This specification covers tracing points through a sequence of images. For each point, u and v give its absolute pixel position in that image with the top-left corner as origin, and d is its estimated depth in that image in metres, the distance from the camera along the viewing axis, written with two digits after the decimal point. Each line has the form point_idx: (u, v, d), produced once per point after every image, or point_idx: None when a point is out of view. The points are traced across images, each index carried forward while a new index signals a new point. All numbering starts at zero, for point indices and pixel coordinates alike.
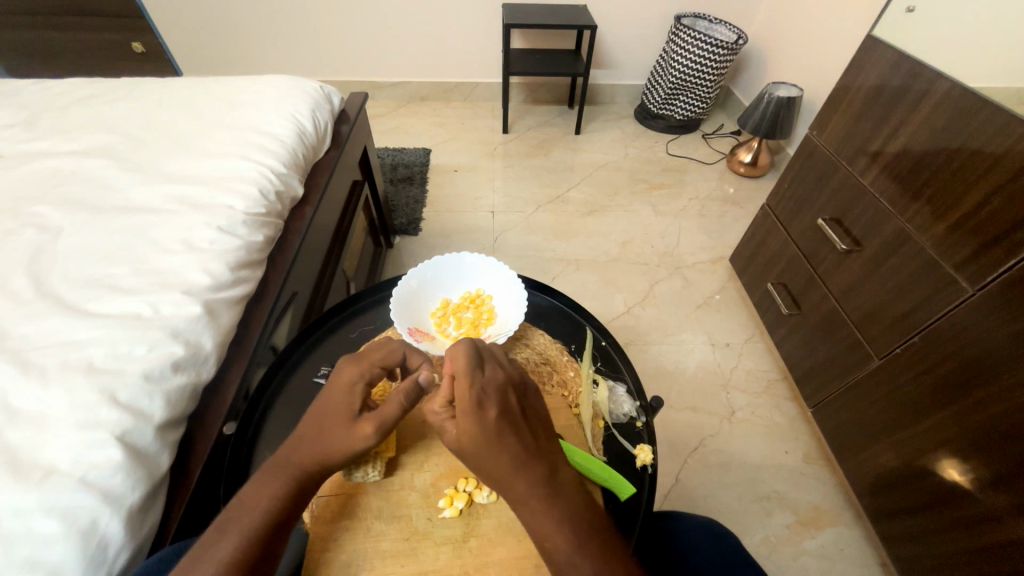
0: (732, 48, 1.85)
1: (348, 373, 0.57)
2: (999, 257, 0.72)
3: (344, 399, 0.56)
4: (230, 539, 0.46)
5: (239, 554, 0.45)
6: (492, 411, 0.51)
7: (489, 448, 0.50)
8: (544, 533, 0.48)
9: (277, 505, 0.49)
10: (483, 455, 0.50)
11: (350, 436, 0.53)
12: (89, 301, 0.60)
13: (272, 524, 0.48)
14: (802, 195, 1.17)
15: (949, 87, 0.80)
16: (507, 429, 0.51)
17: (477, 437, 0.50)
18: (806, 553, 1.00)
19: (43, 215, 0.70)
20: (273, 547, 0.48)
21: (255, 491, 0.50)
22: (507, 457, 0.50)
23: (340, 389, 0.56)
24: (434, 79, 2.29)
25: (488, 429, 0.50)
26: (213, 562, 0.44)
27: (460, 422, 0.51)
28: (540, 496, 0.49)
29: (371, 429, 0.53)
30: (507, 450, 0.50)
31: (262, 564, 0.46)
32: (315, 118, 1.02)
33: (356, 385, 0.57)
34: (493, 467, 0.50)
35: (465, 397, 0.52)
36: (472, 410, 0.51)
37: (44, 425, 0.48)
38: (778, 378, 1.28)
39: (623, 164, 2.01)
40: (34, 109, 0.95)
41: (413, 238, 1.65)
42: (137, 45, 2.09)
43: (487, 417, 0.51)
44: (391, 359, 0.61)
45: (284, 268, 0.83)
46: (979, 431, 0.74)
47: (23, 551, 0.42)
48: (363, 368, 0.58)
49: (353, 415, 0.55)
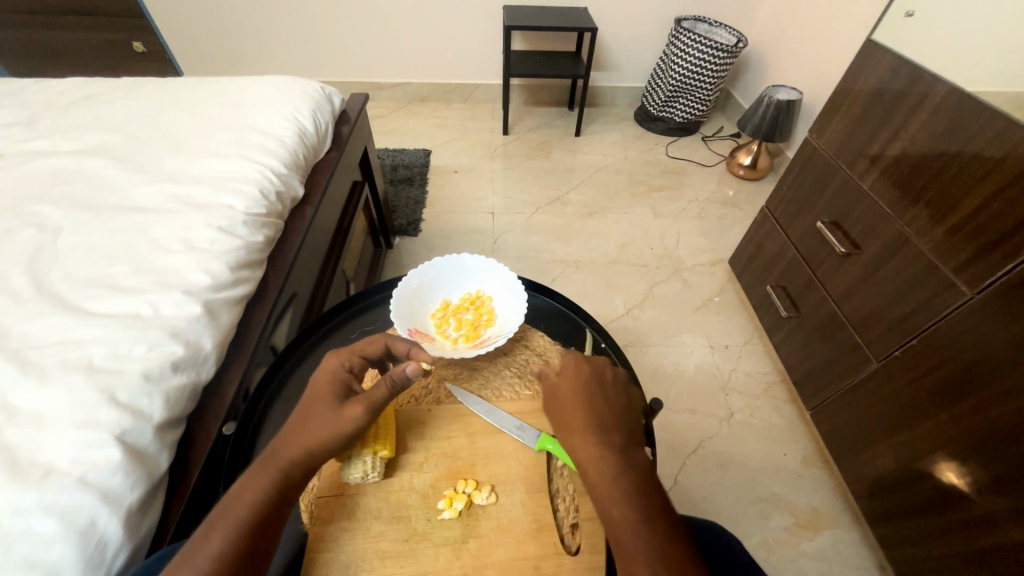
0: (732, 51, 1.86)
1: (328, 363, 0.60)
2: (998, 260, 0.72)
3: (328, 387, 0.57)
4: (219, 535, 0.45)
5: (227, 548, 0.45)
6: (588, 376, 0.59)
7: (580, 405, 0.56)
8: (613, 498, 0.49)
9: (264, 498, 0.48)
10: (574, 409, 0.56)
11: (339, 419, 0.54)
12: (89, 300, 0.60)
13: (261, 518, 0.47)
14: (801, 198, 1.17)
15: (948, 91, 0.80)
16: (601, 394, 0.58)
17: (574, 393, 0.58)
18: (804, 555, 1.00)
19: (43, 214, 0.70)
20: (263, 541, 0.47)
21: (244, 485, 0.49)
22: (594, 416, 0.55)
23: (322, 378, 0.58)
24: (435, 81, 2.29)
25: (584, 389, 0.58)
26: (202, 558, 0.44)
27: (559, 382, 0.60)
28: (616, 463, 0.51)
29: (360, 409, 0.55)
30: (595, 410, 0.56)
31: (251, 560, 0.45)
32: (316, 119, 1.03)
33: (338, 374, 0.59)
34: (580, 421, 0.55)
35: (568, 361, 0.61)
36: (573, 371, 0.60)
37: (43, 424, 0.48)
38: (777, 380, 1.29)
39: (623, 166, 2.01)
40: (36, 108, 0.95)
41: (412, 238, 1.65)
42: (137, 45, 2.09)
43: (584, 379, 0.59)
44: (373, 349, 0.64)
45: (284, 268, 0.83)
46: (976, 434, 0.74)
47: (22, 550, 0.42)
48: (344, 357, 0.61)
49: (339, 401, 0.56)
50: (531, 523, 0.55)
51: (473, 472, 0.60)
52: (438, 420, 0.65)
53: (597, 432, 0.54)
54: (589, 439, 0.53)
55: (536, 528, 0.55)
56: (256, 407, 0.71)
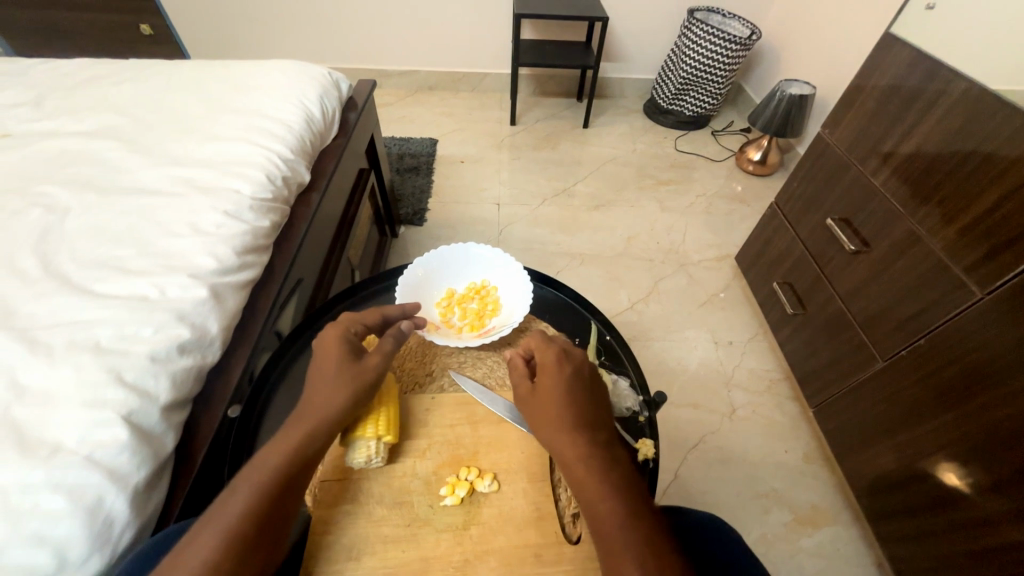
0: (745, 44, 1.83)
1: (335, 329, 0.62)
2: (1009, 261, 0.71)
3: (341, 348, 0.60)
4: (242, 495, 0.46)
5: (254, 506, 0.45)
6: (569, 371, 0.60)
7: (563, 399, 0.57)
8: (598, 491, 0.49)
9: (287, 461, 0.49)
10: (556, 406, 0.56)
11: (363, 370, 0.59)
12: (96, 281, 0.60)
13: (284, 480, 0.48)
14: (812, 194, 1.16)
15: (967, 87, 0.79)
16: (577, 388, 0.58)
17: (557, 388, 0.58)
18: (802, 551, 1.00)
19: (51, 195, 0.70)
20: (287, 503, 0.47)
21: (266, 451, 0.50)
22: (578, 411, 0.56)
23: (335, 339, 0.60)
24: (443, 69, 2.28)
25: (566, 384, 0.58)
26: (227, 515, 0.44)
27: (541, 378, 0.60)
28: (598, 456, 0.52)
29: (378, 358, 0.61)
30: (580, 406, 0.56)
31: (276, 521, 0.46)
32: (323, 104, 1.02)
33: (348, 336, 0.62)
34: (561, 417, 0.55)
35: (546, 357, 0.61)
36: (555, 368, 0.60)
37: (51, 402, 0.49)
38: (780, 377, 1.28)
39: (631, 158, 2.00)
40: (44, 89, 0.95)
41: (418, 228, 1.64)
42: (145, 27, 2.08)
43: (566, 374, 0.59)
44: (371, 317, 0.66)
45: (291, 253, 0.83)
46: (979, 436, 0.74)
47: (30, 525, 0.42)
48: (346, 325, 0.63)
49: (354, 357, 0.60)
50: (532, 513, 0.55)
51: (476, 460, 0.60)
52: (443, 407, 0.66)
53: (575, 427, 0.54)
54: (573, 435, 0.54)
55: (537, 517, 0.55)
56: (261, 391, 0.71)
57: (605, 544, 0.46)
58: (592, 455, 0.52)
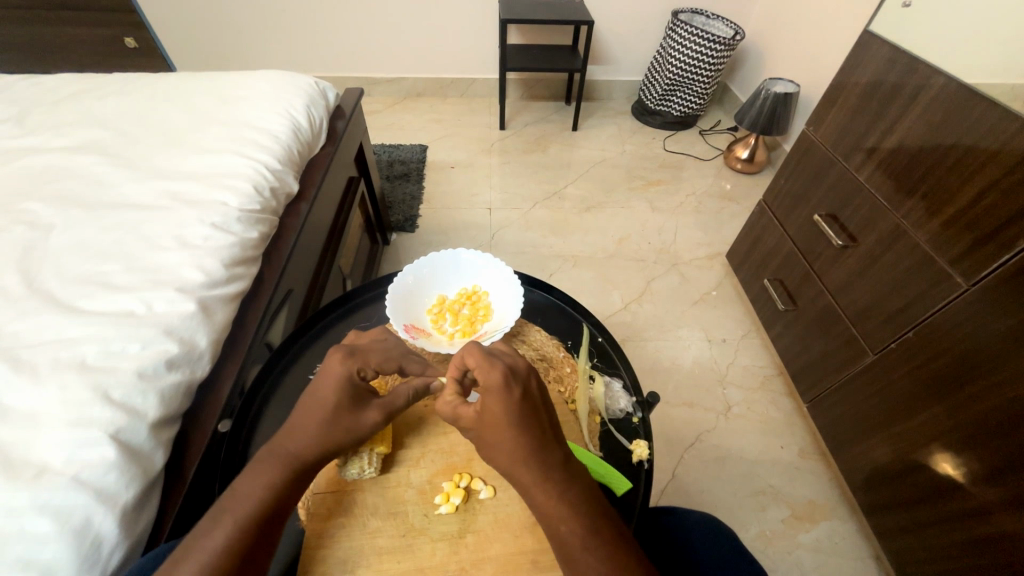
0: (729, 44, 1.85)
1: (341, 370, 0.55)
2: (994, 251, 0.72)
3: (340, 391, 0.54)
4: (222, 528, 0.45)
5: (233, 540, 0.44)
6: (520, 395, 0.52)
7: (515, 429, 0.51)
8: (562, 518, 0.48)
9: (269, 494, 0.48)
10: (506, 436, 0.51)
11: (355, 423, 0.55)
12: (81, 299, 0.59)
13: (263, 510, 0.47)
14: (799, 190, 1.17)
15: (944, 83, 0.80)
16: (528, 416, 0.52)
17: (507, 415, 0.51)
18: (800, 546, 1.01)
19: (35, 212, 0.69)
20: (269, 534, 0.47)
21: (248, 480, 0.49)
22: (529, 446, 0.51)
23: (335, 385, 0.54)
24: (430, 76, 2.28)
25: (505, 413, 0.51)
26: (206, 551, 0.43)
27: (487, 408, 0.52)
28: (559, 483, 0.50)
29: (377, 417, 0.56)
30: (530, 445, 0.51)
31: (256, 551, 0.45)
32: (309, 112, 1.02)
33: (351, 380, 0.55)
34: (514, 451, 0.50)
35: (490, 378, 0.53)
36: (499, 390, 0.52)
37: (35, 424, 0.48)
38: (774, 373, 1.29)
39: (621, 160, 2.01)
40: (27, 105, 0.94)
41: (410, 234, 1.64)
42: (130, 39, 2.07)
43: (518, 400, 0.52)
44: (388, 364, 0.59)
45: (280, 264, 0.83)
46: (972, 426, 0.74)
47: (17, 549, 0.41)
48: (355, 368, 0.56)
49: (352, 404, 0.55)
50: (528, 518, 0.55)
51: (469, 467, 0.60)
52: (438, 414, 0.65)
53: (531, 458, 0.50)
54: (516, 470, 0.51)
55: (533, 522, 0.55)
56: (252, 403, 0.70)
57: (568, 562, 0.48)
58: (546, 480, 0.50)
